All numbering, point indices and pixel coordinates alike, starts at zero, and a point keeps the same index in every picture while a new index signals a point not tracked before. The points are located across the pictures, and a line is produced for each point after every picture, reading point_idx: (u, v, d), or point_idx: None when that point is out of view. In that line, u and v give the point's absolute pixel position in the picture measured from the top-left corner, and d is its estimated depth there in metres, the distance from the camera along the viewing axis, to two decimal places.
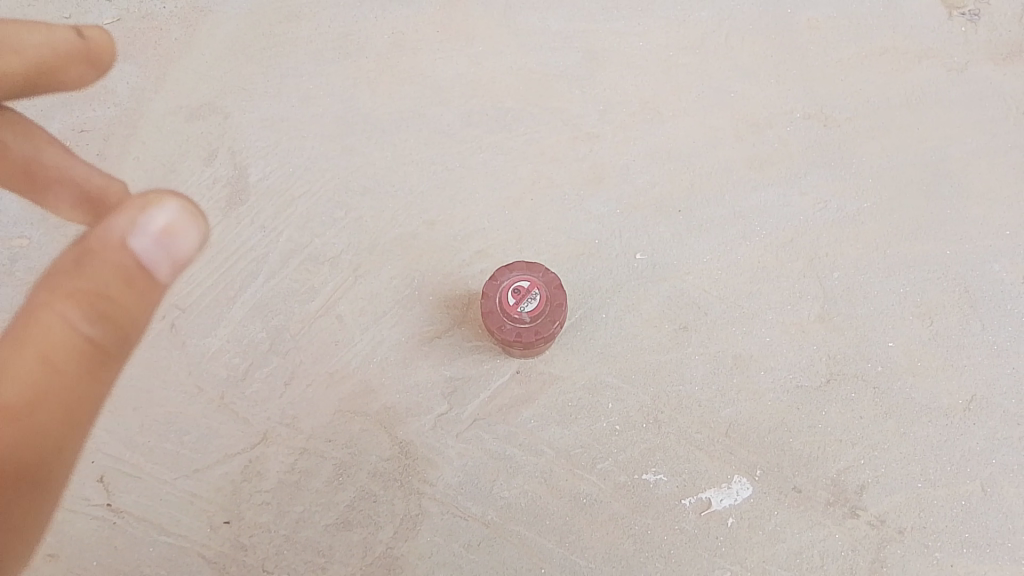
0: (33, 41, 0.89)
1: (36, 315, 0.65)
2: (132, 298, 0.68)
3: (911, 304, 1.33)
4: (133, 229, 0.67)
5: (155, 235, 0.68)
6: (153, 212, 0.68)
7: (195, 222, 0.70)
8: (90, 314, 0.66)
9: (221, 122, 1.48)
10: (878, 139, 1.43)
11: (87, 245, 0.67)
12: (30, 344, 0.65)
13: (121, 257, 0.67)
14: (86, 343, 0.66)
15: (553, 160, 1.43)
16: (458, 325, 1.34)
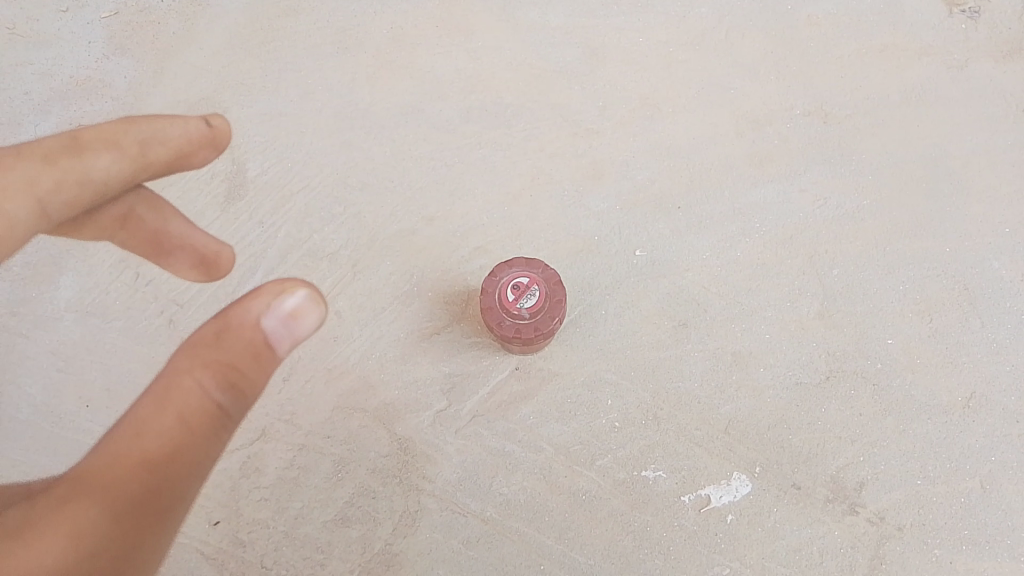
0: (176, 136, 0.96)
1: (179, 379, 0.75)
2: (257, 370, 0.77)
3: (911, 302, 1.33)
4: (266, 310, 0.76)
5: (280, 316, 0.76)
6: (285, 296, 0.76)
7: (319, 306, 0.78)
8: (222, 381, 0.75)
9: (219, 117, 1.48)
10: (878, 136, 1.43)
11: (228, 321, 0.76)
12: (171, 404, 0.74)
13: (251, 334, 0.76)
14: (216, 407, 0.75)
15: (553, 156, 1.43)
16: (457, 322, 1.34)
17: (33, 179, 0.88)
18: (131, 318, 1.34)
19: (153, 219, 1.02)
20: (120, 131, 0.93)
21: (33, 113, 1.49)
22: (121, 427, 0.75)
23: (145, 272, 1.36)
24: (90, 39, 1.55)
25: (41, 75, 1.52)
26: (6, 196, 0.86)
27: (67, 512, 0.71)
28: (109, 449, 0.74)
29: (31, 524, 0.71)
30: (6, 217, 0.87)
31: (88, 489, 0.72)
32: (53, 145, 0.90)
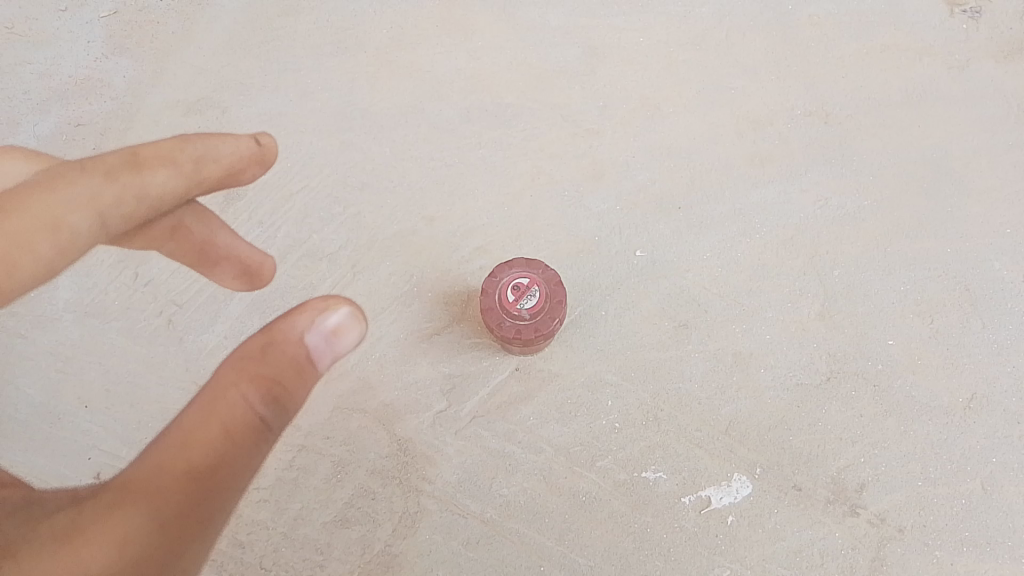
0: (229, 155, 0.97)
1: (225, 393, 0.80)
2: (298, 384, 0.83)
3: (912, 302, 1.33)
4: (310, 327, 0.83)
5: (321, 335, 0.83)
6: (326, 316, 0.84)
7: (359, 324, 0.85)
8: (266, 396, 0.81)
9: (219, 117, 1.47)
10: (879, 136, 1.43)
11: (273, 339, 0.82)
12: (218, 416, 0.80)
13: (294, 350, 0.83)
14: (259, 421, 0.80)
15: (554, 156, 1.43)
16: (457, 322, 1.33)
17: (95, 194, 0.88)
18: (131, 318, 1.33)
19: (201, 230, 1.03)
20: (177, 148, 0.94)
21: (32, 112, 1.49)
22: (167, 437, 0.81)
23: (144, 272, 1.36)
24: (89, 39, 1.54)
25: (41, 75, 1.52)
26: (68, 210, 0.86)
27: (116, 518, 0.77)
28: (158, 457, 0.80)
29: (81, 527, 0.77)
30: (66, 230, 0.86)
31: (137, 495, 0.78)
32: (114, 160, 0.91)
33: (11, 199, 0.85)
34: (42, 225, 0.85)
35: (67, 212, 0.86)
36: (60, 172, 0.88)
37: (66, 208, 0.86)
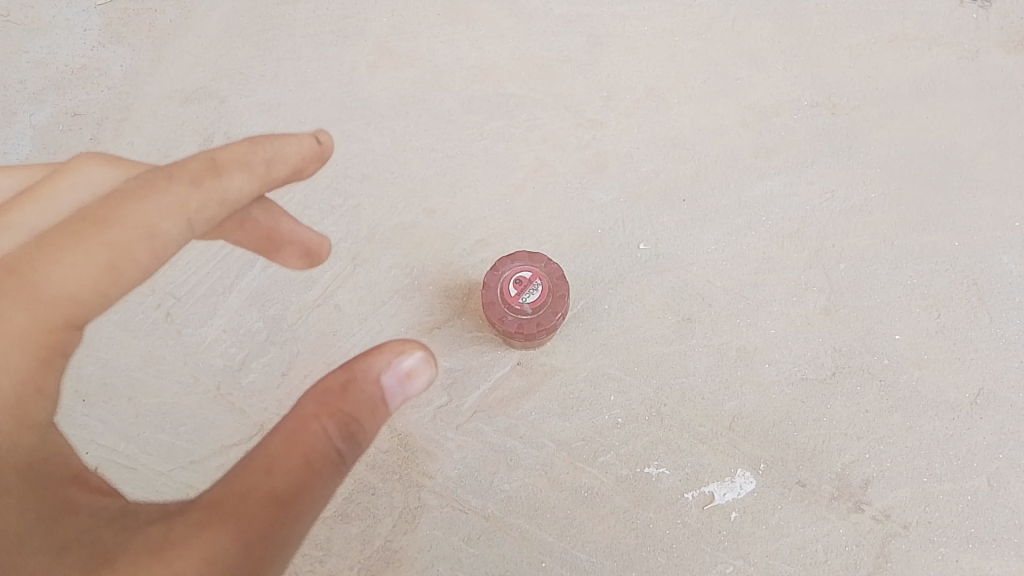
0: (296, 155, 0.90)
1: (306, 423, 0.75)
2: (373, 423, 0.77)
3: (919, 297, 1.31)
4: (387, 368, 0.76)
5: (398, 374, 0.77)
6: (406, 355, 0.77)
7: (432, 367, 0.78)
8: (343, 432, 0.75)
9: (217, 107, 1.46)
10: (887, 128, 1.40)
11: (353, 374, 0.76)
12: (299, 447, 0.74)
13: (372, 385, 0.77)
14: (337, 455, 0.75)
15: (557, 147, 1.41)
16: (458, 316, 1.32)
17: (182, 202, 0.83)
18: (129, 311, 1.32)
19: (265, 219, 0.99)
20: (250, 150, 0.87)
21: (28, 102, 1.47)
22: (251, 460, 0.75)
23: None
24: (85, 26, 1.52)
25: (36, 64, 1.50)
26: (159, 219, 0.81)
27: (203, 539, 0.72)
28: (241, 479, 0.74)
29: (168, 544, 0.72)
30: (160, 239, 0.82)
31: (223, 517, 0.73)
32: (195, 166, 0.84)
33: (102, 209, 0.81)
34: (135, 234, 0.80)
35: (157, 221, 0.81)
36: (146, 179, 0.83)
37: (156, 217, 0.81)
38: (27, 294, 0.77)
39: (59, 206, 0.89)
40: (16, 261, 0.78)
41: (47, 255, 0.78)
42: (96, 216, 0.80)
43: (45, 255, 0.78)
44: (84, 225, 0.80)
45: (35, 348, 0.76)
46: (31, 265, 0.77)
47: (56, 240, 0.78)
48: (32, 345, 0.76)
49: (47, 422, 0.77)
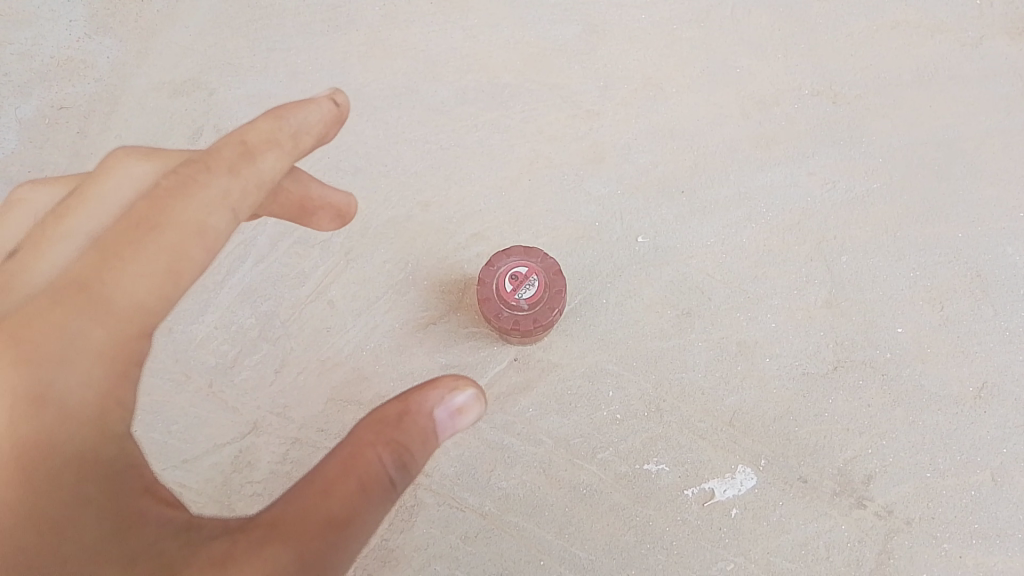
0: (317, 125, 0.88)
1: (363, 450, 0.74)
2: (424, 455, 0.76)
3: (921, 289, 1.29)
4: (439, 404, 0.77)
5: (451, 408, 0.78)
6: (460, 390, 0.78)
7: (481, 405, 0.79)
8: (396, 460, 0.75)
9: (206, 99, 1.43)
10: (889, 117, 1.38)
11: (409, 405, 0.76)
12: (355, 473, 0.73)
13: (426, 418, 0.77)
14: (389, 483, 0.74)
15: (553, 139, 1.38)
16: (453, 311, 1.29)
17: (225, 190, 0.81)
18: None
19: (294, 187, 0.98)
20: (275, 126, 0.85)
21: (13, 95, 1.44)
22: (304, 486, 0.74)
23: None
24: (70, 16, 1.49)
25: (21, 55, 1.47)
26: (206, 213, 0.79)
27: (261, 556, 0.69)
28: (299, 502, 0.72)
29: (231, 559, 0.70)
30: (211, 232, 0.80)
31: (282, 535, 0.71)
32: (227, 148, 0.83)
33: (152, 209, 0.78)
34: (186, 231, 0.78)
35: (206, 214, 0.79)
36: (185, 172, 0.80)
37: (203, 209, 0.79)
38: (98, 308, 0.74)
39: (106, 208, 0.86)
40: (82, 276, 0.75)
41: (114, 265, 0.75)
42: (148, 218, 0.77)
43: (110, 266, 0.75)
44: (140, 229, 0.77)
45: (112, 360, 0.74)
46: (100, 277, 0.75)
47: (119, 248, 0.76)
48: (107, 357, 0.74)
49: (124, 431, 0.75)
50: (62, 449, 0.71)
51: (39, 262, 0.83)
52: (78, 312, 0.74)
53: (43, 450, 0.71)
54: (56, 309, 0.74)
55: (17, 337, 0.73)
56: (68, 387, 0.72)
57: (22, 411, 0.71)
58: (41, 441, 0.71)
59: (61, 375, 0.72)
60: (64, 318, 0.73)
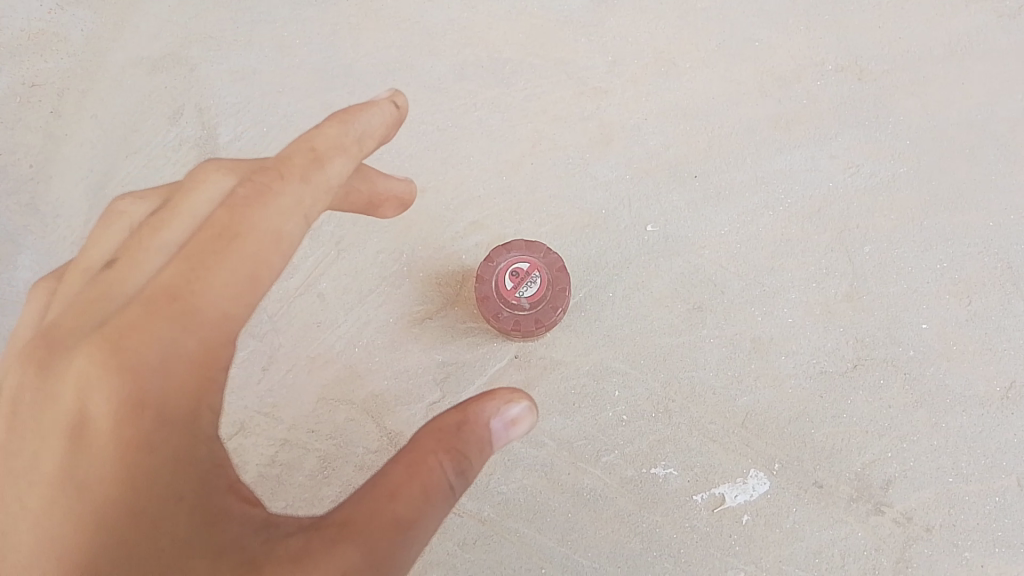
0: (379, 128, 0.86)
1: (424, 457, 0.72)
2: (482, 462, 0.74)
3: (948, 282, 1.21)
4: (496, 414, 0.75)
5: (506, 419, 0.75)
6: (514, 401, 0.76)
7: (535, 415, 0.77)
8: (457, 467, 0.73)
9: (187, 75, 1.34)
10: (918, 95, 1.28)
11: (467, 415, 0.74)
12: (418, 479, 0.71)
13: (483, 427, 0.75)
14: (449, 490, 0.72)
15: (557, 119, 1.29)
16: (450, 305, 1.22)
17: (298, 197, 0.79)
18: None
19: (362, 185, 0.95)
20: (341, 131, 0.83)
21: None
22: (371, 489, 0.72)
23: None
24: None
25: None
26: (282, 220, 0.78)
27: (334, 554, 0.67)
28: (371, 503, 0.70)
29: (307, 555, 0.68)
30: (287, 239, 0.79)
31: (354, 534, 0.69)
32: (296, 153, 0.81)
33: (232, 217, 0.77)
34: (265, 239, 0.77)
35: (282, 221, 0.78)
36: (258, 179, 0.79)
37: (280, 217, 0.78)
38: (189, 317, 0.73)
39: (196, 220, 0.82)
40: (173, 286, 0.74)
41: (203, 273, 0.75)
42: (228, 227, 0.77)
43: (197, 276, 0.74)
44: (223, 238, 0.76)
45: (207, 367, 0.74)
46: (189, 285, 0.74)
47: (205, 257, 0.75)
48: (200, 366, 0.73)
49: (210, 433, 0.73)
50: (160, 448, 0.71)
51: (126, 270, 0.80)
52: (171, 321, 0.73)
53: (142, 451, 0.71)
54: (152, 319, 0.73)
55: (117, 346, 0.72)
56: (166, 394, 0.72)
57: (124, 414, 0.71)
58: (143, 441, 0.71)
59: (158, 383, 0.72)
60: (158, 328, 0.73)
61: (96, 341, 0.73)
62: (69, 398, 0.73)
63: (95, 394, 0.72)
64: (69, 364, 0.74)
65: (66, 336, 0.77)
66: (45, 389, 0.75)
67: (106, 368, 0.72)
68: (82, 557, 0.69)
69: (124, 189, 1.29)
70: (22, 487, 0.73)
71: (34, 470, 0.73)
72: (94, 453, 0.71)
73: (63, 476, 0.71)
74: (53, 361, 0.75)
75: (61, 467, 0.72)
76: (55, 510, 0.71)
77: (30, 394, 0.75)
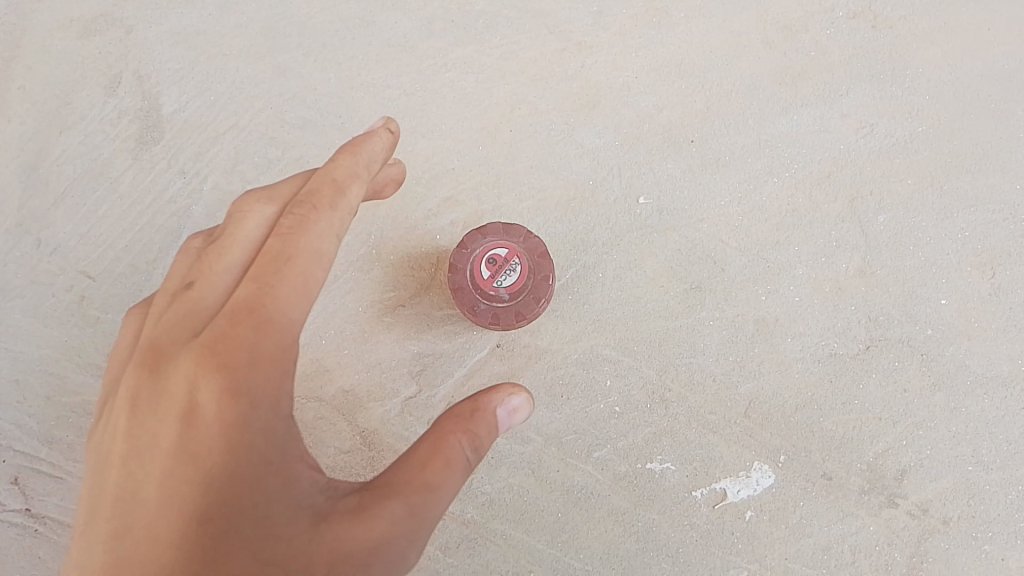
0: (383, 154, 0.84)
1: (444, 435, 0.73)
2: (491, 441, 0.75)
3: (970, 253, 1.11)
4: (501, 403, 0.76)
5: (510, 407, 0.77)
6: (517, 392, 0.77)
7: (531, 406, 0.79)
8: (472, 446, 0.74)
9: (124, 38, 1.20)
10: (939, 44, 1.15)
11: (479, 403, 0.75)
12: (438, 455, 0.72)
13: (491, 414, 0.76)
14: (467, 465, 0.73)
15: (537, 79, 1.16)
16: (425, 291, 1.11)
17: (330, 223, 0.79)
18: (39, 295, 1.14)
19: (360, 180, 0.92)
20: (352, 161, 0.82)
21: None
22: (402, 463, 0.73)
23: (47, 239, 1.15)
24: None
25: None
26: (321, 240, 0.78)
27: (381, 509, 0.70)
28: (404, 471, 0.72)
29: (364, 508, 0.70)
30: (327, 256, 0.78)
31: (392, 494, 0.71)
32: (318, 187, 0.80)
33: (281, 242, 0.77)
34: (311, 260, 0.77)
35: (324, 241, 0.78)
36: (292, 210, 0.79)
37: (319, 238, 0.78)
38: (266, 325, 0.73)
39: (247, 245, 0.81)
40: (244, 301, 0.74)
41: (273, 282, 0.75)
42: (280, 249, 0.77)
43: (265, 290, 0.74)
44: (278, 261, 0.76)
45: (288, 360, 0.74)
46: (259, 294, 0.74)
47: (268, 273, 0.75)
48: (280, 364, 0.73)
49: (286, 412, 0.74)
50: (252, 430, 0.71)
51: (209, 281, 0.79)
52: (250, 331, 0.73)
53: (239, 434, 0.71)
54: (234, 332, 0.72)
55: (208, 355, 0.72)
56: (256, 385, 0.72)
57: (219, 414, 0.71)
58: (237, 428, 0.71)
59: (248, 376, 0.71)
60: (242, 333, 0.72)
61: (192, 349, 0.73)
62: (172, 407, 0.73)
63: (197, 401, 0.72)
64: (173, 370, 0.74)
65: (166, 340, 0.77)
66: (151, 401, 0.74)
67: (204, 370, 0.72)
68: (195, 517, 0.69)
69: (59, 168, 1.17)
70: (139, 471, 0.72)
71: (146, 456, 0.72)
72: (199, 441, 0.71)
73: (174, 460, 0.71)
74: (158, 362, 0.75)
75: (172, 453, 0.72)
76: (167, 486, 0.71)
77: (141, 391, 0.75)
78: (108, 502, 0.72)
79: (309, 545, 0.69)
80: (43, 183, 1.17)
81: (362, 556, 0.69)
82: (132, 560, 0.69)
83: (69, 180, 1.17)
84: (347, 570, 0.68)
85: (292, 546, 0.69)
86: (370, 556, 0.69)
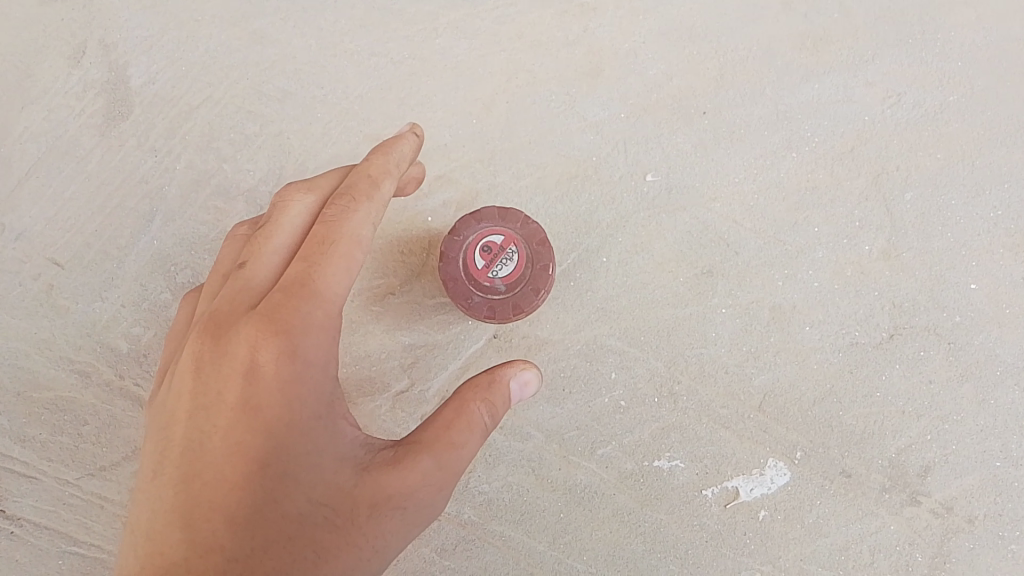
0: (412, 156, 0.79)
1: (464, 398, 0.72)
2: (506, 409, 0.75)
3: (1003, 233, 1.02)
4: (514, 374, 0.75)
5: (522, 381, 0.76)
6: (528, 366, 0.77)
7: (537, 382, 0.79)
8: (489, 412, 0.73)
9: (86, 4, 1.10)
10: (974, 4, 1.05)
11: (495, 373, 0.74)
12: (460, 416, 0.71)
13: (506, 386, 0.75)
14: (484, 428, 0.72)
15: (536, 46, 1.06)
16: (416, 278, 1.04)
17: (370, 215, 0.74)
18: (3, 285, 1.07)
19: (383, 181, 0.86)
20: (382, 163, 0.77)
21: None
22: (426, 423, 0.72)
23: (11, 224, 1.07)
24: None
25: None
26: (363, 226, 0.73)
27: (412, 463, 0.69)
28: (430, 428, 0.71)
29: (397, 460, 0.70)
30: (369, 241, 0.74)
31: (420, 448, 0.70)
32: (354, 181, 0.75)
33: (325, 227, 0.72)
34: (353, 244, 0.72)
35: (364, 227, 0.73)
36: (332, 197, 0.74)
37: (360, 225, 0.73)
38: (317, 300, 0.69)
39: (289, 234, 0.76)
40: (294, 280, 0.70)
41: (321, 258, 0.71)
42: (325, 234, 0.72)
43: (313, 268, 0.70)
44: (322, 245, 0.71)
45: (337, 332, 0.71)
46: (308, 266, 0.71)
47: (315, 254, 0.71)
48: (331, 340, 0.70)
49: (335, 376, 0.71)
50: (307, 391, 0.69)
51: (256, 250, 0.75)
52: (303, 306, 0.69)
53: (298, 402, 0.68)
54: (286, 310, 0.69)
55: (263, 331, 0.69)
56: (310, 357, 0.69)
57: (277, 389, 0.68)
58: (294, 392, 0.68)
59: (302, 342, 0.68)
60: (295, 301, 0.69)
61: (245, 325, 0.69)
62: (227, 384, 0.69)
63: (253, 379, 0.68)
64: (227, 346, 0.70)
65: (217, 305, 0.73)
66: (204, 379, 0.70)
67: (260, 348, 0.68)
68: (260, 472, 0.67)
69: (20, 148, 1.08)
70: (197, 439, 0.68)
71: (203, 418, 0.69)
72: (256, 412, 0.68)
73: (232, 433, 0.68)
74: (211, 340, 0.71)
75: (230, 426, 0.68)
76: (228, 445, 0.67)
77: (195, 362, 0.71)
78: (165, 458, 0.69)
79: (353, 490, 0.68)
80: (4, 163, 1.08)
81: (397, 500, 0.69)
82: (198, 504, 0.66)
83: (32, 160, 1.08)
84: (386, 512, 0.68)
85: (341, 492, 0.68)
86: (404, 501, 0.69)
